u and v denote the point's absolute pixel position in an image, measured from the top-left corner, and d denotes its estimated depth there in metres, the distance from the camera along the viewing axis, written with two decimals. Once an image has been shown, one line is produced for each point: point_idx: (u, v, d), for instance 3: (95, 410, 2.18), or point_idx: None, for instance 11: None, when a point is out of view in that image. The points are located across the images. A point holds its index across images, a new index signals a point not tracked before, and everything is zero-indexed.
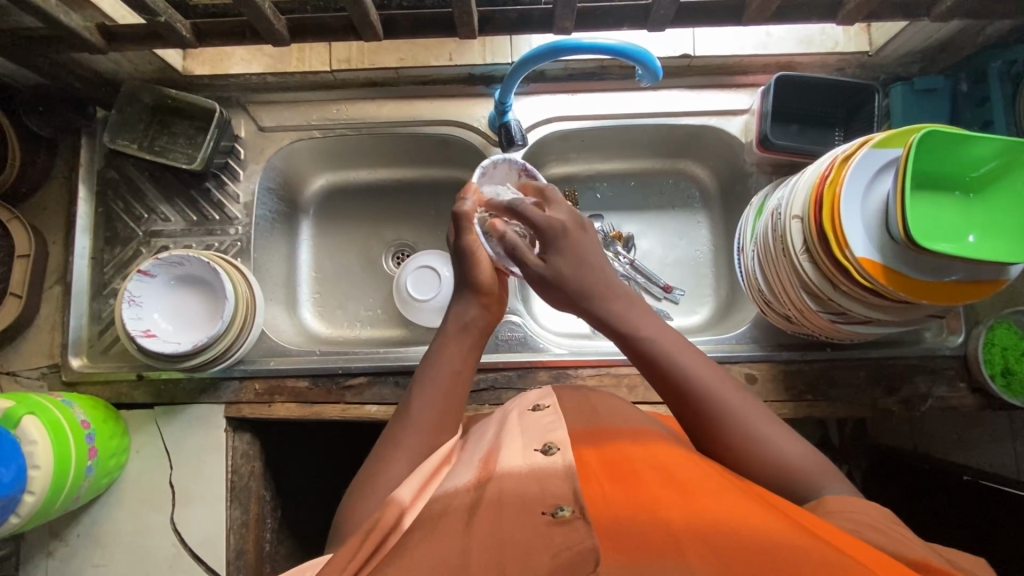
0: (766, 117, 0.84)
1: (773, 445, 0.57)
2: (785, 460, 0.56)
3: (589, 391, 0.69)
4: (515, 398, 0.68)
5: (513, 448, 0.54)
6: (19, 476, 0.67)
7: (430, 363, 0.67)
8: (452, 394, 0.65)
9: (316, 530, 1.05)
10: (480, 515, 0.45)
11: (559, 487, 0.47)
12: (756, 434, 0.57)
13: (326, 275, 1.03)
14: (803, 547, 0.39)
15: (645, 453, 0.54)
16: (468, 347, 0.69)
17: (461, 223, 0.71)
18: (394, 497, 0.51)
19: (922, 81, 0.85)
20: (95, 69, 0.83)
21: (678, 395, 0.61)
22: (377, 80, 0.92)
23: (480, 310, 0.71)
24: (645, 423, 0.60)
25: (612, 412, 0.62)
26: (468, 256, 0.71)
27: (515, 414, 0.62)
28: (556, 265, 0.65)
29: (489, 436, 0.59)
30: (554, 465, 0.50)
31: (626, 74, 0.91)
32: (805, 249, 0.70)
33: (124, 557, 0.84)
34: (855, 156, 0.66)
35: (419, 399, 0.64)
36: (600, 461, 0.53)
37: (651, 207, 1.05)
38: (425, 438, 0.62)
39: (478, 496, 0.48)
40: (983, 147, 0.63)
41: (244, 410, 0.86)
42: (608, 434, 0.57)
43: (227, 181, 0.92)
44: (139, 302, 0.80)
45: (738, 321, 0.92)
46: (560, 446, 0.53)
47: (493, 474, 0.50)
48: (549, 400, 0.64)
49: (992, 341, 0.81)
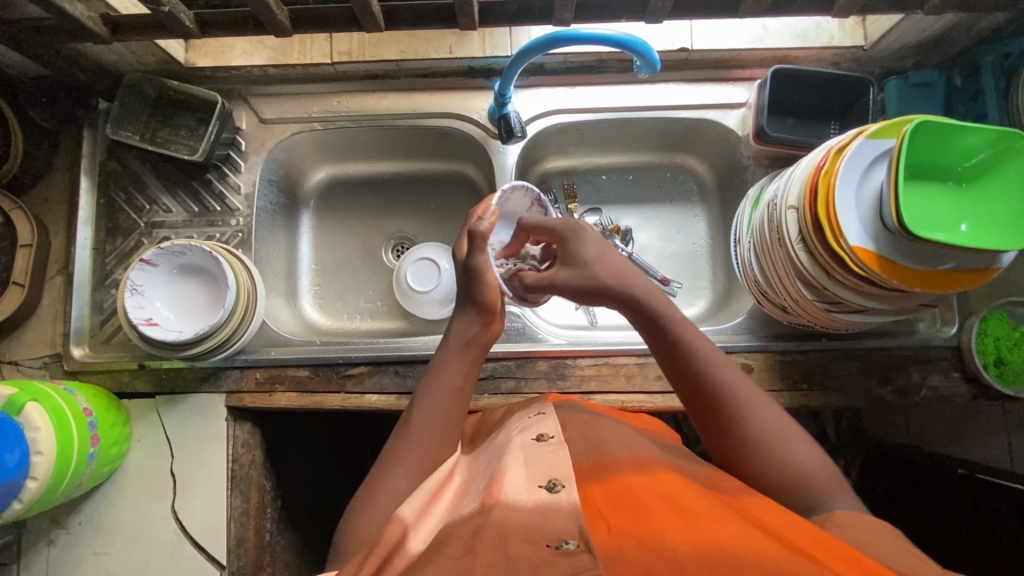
0: (763, 110, 0.85)
1: (797, 457, 0.58)
2: (773, 467, 0.58)
3: (591, 418, 0.69)
4: (517, 423, 0.67)
5: (518, 480, 0.53)
6: (22, 462, 0.68)
7: (428, 382, 0.68)
8: (450, 411, 0.66)
9: (316, 520, 1.06)
10: (481, 541, 0.46)
11: (564, 521, 0.48)
12: (758, 423, 0.60)
13: (327, 268, 1.04)
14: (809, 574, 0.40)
15: (649, 482, 0.55)
16: (468, 363, 0.69)
17: (476, 242, 0.69)
18: (396, 515, 0.54)
19: (917, 75, 0.86)
20: (98, 61, 0.84)
21: (686, 378, 0.62)
22: (378, 73, 0.92)
23: (475, 323, 0.70)
24: (651, 453, 0.61)
25: (616, 443, 0.62)
26: (478, 277, 0.69)
27: (517, 442, 0.60)
28: (581, 246, 0.68)
29: (494, 461, 0.59)
30: (559, 502, 0.50)
31: (625, 67, 0.92)
32: (800, 239, 0.71)
33: (124, 545, 0.84)
34: (850, 147, 0.67)
35: (418, 413, 0.66)
36: (605, 496, 0.53)
37: (649, 201, 1.06)
38: (427, 451, 0.63)
39: (482, 523, 0.49)
40: (975, 137, 0.64)
41: (246, 399, 0.86)
42: (610, 468, 0.57)
43: (229, 172, 0.93)
44: (141, 292, 0.81)
45: (735, 312, 0.93)
46: (564, 483, 0.53)
47: (498, 502, 0.51)
48: (551, 429, 0.61)
49: (984, 331, 0.82)
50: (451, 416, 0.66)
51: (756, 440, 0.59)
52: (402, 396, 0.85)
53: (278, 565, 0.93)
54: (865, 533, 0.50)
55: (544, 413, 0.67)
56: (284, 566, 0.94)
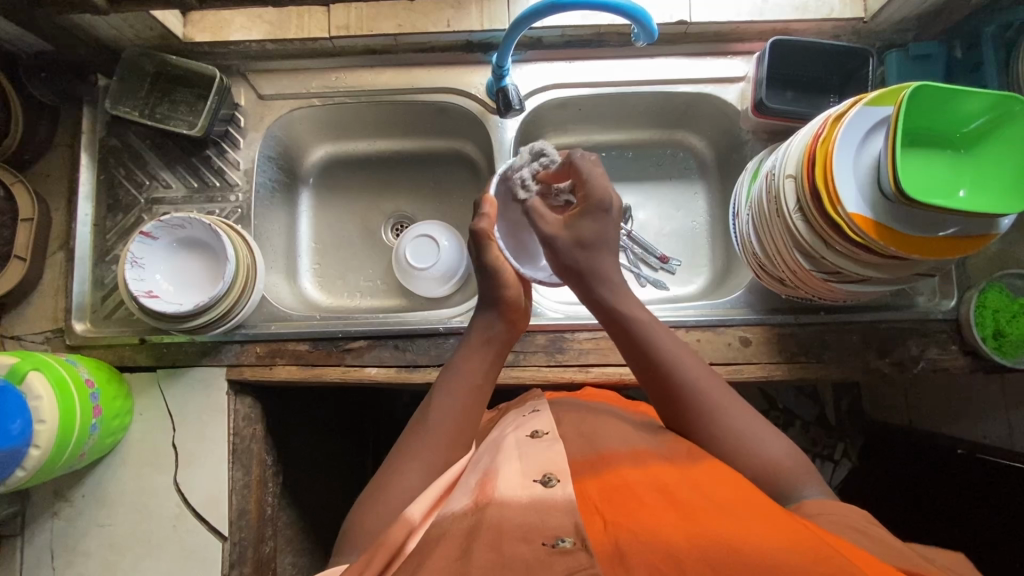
0: (761, 83, 0.85)
1: (769, 452, 0.58)
2: (770, 447, 0.58)
3: (586, 411, 0.69)
4: (514, 418, 0.68)
5: (512, 475, 0.54)
6: (26, 429, 0.68)
7: (449, 378, 0.67)
8: (471, 406, 0.66)
9: (317, 493, 1.07)
10: (477, 541, 0.46)
11: (559, 518, 0.49)
12: (738, 435, 0.59)
13: (326, 246, 1.04)
14: (799, 561, 0.41)
15: (645, 475, 0.55)
16: (488, 360, 0.69)
17: (479, 240, 0.71)
18: (405, 514, 0.53)
19: (916, 47, 0.86)
20: (97, 35, 0.84)
21: (665, 393, 0.62)
22: (376, 48, 0.92)
23: (497, 321, 0.71)
24: (645, 442, 0.61)
25: (613, 434, 0.63)
26: (491, 274, 0.71)
27: (513, 437, 0.61)
28: (589, 231, 0.66)
29: (487, 458, 0.59)
30: (554, 497, 0.51)
31: (624, 41, 0.92)
32: (798, 207, 0.71)
33: (128, 516, 0.85)
34: (848, 114, 0.67)
35: (437, 404, 0.65)
36: (601, 490, 0.54)
37: (649, 179, 1.06)
38: (435, 441, 0.62)
39: (477, 521, 0.49)
40: (970, 104, 0.65)
41: (246, 372, 0.87)
42: (608, 461, 0.58)
43: (228, 148, 0.93)
44: (141, 264, 0.82)
45: (733, 287, 0.93)
46: (559, 477, 0.53)
47: (493, 499, 0.51)
48: (546, 425, 0.62)
49: (983, 304, 0.82)
50: (470, 413, 0.65)
51: (739, 454, 0.58)
52: (402, 369, 0.86)
53: (279, 539, 0.94)
54: (860, 519, 0.50)
55: (539, 409, 0.67)
56: (284, 540, 0.95)
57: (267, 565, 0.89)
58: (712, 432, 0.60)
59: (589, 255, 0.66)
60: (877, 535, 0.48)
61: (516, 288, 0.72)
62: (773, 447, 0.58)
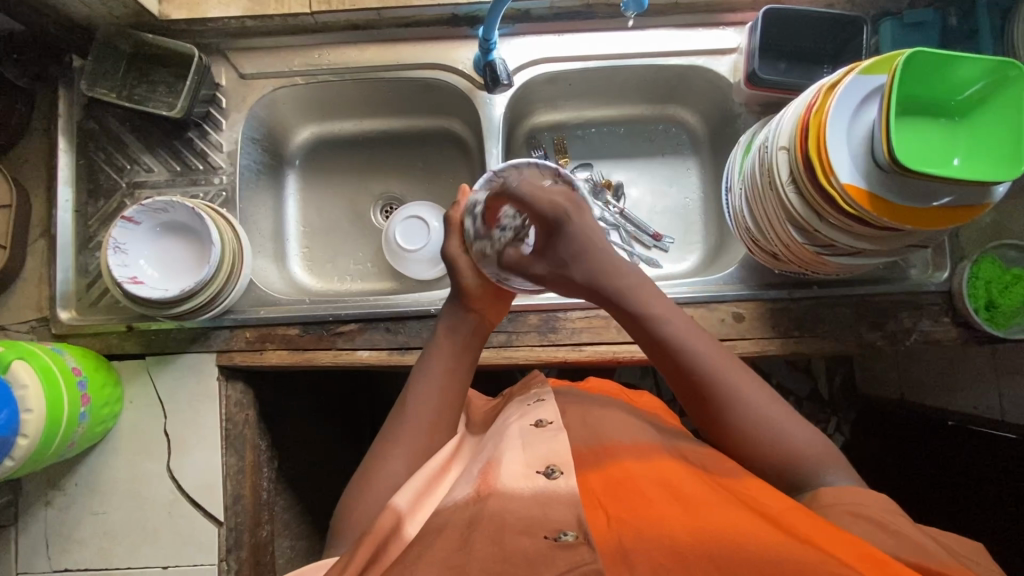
0: (754, 53, 0.83)
1: (795, 441, 0.57)
2: (791, 443, 0.57)
3: (586, 400, 0.69)
4: (518, 406, 0.66)
5: (514, 465, 0.53)
6: (13, 419, 0.67)
7: (420, 369, 0.68)
8: (445, 393, 0.66)
9: (312, 477, 1.07)
10: (476, 533, 0.46)
11: (562, 512, 0.48)
12: (746, 406, 0.58)
13: (315, 230, 1.02)
14: (806, 558, 0.40)
15: (648, 468, 0.55)
16: (455, 348, 0.69)
17: (450, 228, 0.75)
18: (391, 503, 0.52)
19: (911, 15, 0.85)
20: (69, 14, 0.81)
21: (689, 390, 0.60)
22: (359, 24, 0.90)
23: (461, 312, 0.71)
24: (647, 436, 0.60)
25: (613, 425, 0.62)
26: (451, 265, 0.73)
27: (516, 425, 0.60)
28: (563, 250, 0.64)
29: (491, 447, 0.58)
30: (558, 489, 0.50)
31: (613, 13, 0.89)
32: (791, 180, 0.70)
33: (123, 505, 0.85)
34: (843, 82, 0.65)
35: (410, 395, 0.66)
36: (603, 484, 0.54)
37: (642, 154, 1.04)
38: (418, 429, 0.63)
39: (476, 513, 0.49)
40: (966, 70, 0.63)
41: (236, 358, 0.86)
42: (610, 452, 0.58)
43: (210, 130, 0.91)
44: (124, 250, 0.80)
45: (727, 262, 0.92)
46: (562, 469, 0.52)
47: (494, 490, 0.51)
48: (551, 415, 0.60)
49: (976, 275, 0.81)
50: (445, 401, 0.66)
51: (747, 426, 0.58)
52: (394, 352, 0.85)
53: (277, 524, 0.94)
54: (868, 508, 0.49)
55: (544, 400, 0.64)
56: (282, 525, 0.96)
57: (264, 550, 0.89)
58: (728, 421, 0.58)
59: (579, 265, 0.64)
60: (881, 523, 0.47)
61: (476, 280, 0.72)
62: (775, 422, 0.58)
